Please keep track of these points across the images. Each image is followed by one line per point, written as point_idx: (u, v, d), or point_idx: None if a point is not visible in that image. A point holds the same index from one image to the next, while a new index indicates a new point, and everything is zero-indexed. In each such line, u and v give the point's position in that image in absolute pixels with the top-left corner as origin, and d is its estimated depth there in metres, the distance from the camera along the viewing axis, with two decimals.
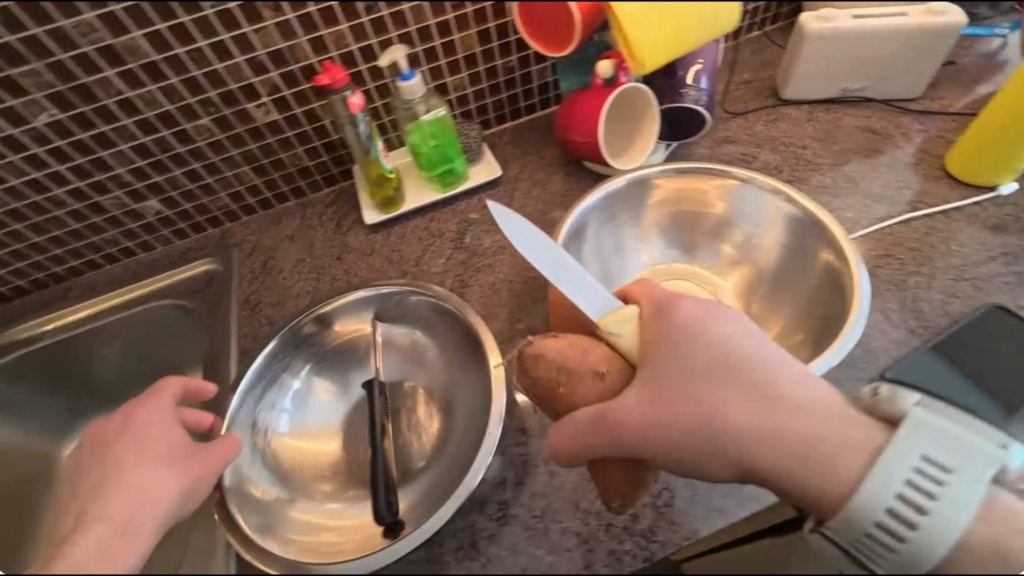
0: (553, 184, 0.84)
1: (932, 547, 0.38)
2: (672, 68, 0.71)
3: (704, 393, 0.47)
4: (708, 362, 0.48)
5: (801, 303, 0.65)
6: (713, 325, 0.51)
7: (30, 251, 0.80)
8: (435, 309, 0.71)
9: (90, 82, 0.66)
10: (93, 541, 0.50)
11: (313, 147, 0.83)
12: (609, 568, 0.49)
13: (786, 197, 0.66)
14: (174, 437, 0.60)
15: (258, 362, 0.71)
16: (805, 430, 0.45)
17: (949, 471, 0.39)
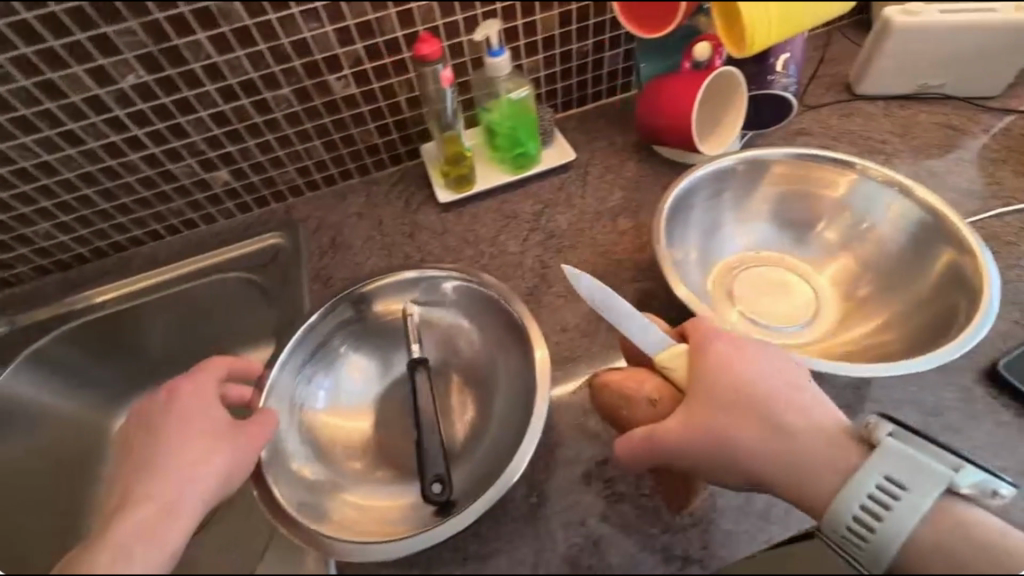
0: (628, 169, 0.82)
1: (885, 551, 0.40)
2: (763, 56, 0.71)
3: (718, 418, 0.47)
4: (737, 393, 0.48)
5: (919, 300, 0.61)
6: (746, 357, 0.50)
7: (97, 218, 0.79)
8: (480, 296, 0.68)
9: (181, 44, 0.65)
10: (139, 522, 0.47)
11: (384, 124, 0.82)
12: (727, 548, 0.49)
13: (900, 189, 0.63)
14: (218, 416, 0.57)
15: (297, 337, 0.68)
16: (813, 458, 0.45)
17: (905, 486, 0.41)
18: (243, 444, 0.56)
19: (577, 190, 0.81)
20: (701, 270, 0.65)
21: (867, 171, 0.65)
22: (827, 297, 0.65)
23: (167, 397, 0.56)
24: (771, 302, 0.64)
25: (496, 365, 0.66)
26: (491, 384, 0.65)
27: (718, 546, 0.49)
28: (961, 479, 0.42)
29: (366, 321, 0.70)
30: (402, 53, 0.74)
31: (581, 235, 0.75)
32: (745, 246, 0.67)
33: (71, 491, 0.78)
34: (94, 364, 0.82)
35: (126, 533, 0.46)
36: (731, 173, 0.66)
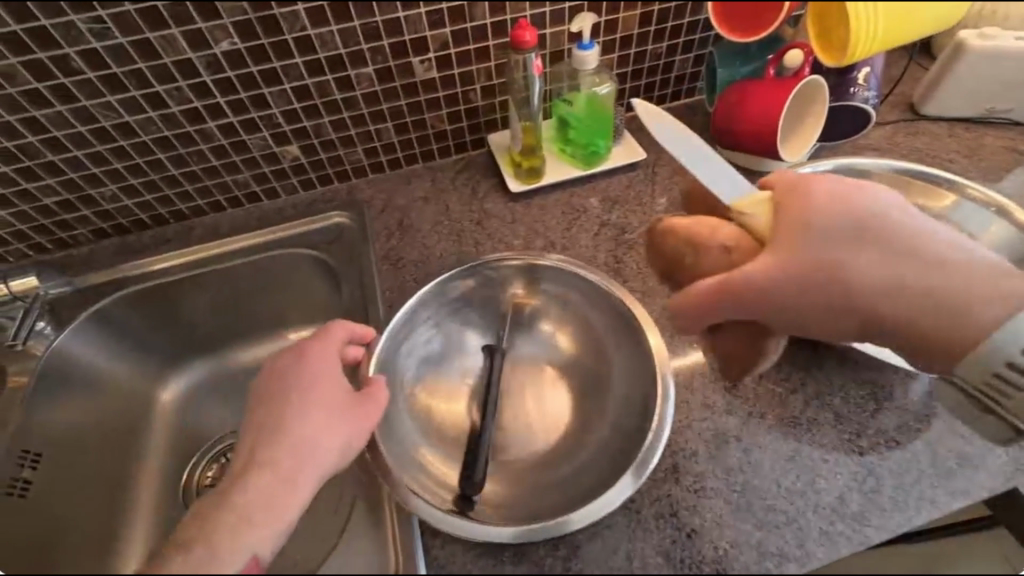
0: (696, 171, 0.82)
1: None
2: (848, 69, 0.72)
3: (838, 255, 0.48)
4: (862, 229, 0.48)
5: None
6: (858, 196, 0.50)
7: (164, 184, 0.78)
8: (594, 290, 0.70)
9: (279, 13, 0.65)
10: (258, 488, 0.47)
11: (456, 110, 0.82)
12: (823, 548, 0.51)
13: (998, 209, 0.64)
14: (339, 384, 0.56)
15: (408, 307, 0.69)
16: (945, 287, 0.49)
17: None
18: (361, 416, 0.54)
19: (645, 188, 0.81)
20: None
21: (965, 193, 0.66)
22: None
23: (295, 360, 0.57)
24: None
25: (607, 358, 0.68)
26: (600, 378, 0.68)
27: (813, 546, 0.51)
28: None
29: (476, 301, 0.73)
30: (486, 40, 0.74)
31: None
32: None
33: (120, 462, 0.77)
34: (151, 330, 0.82)
35: (247, 498, 0.46)
36: (825, 180, 0.68)
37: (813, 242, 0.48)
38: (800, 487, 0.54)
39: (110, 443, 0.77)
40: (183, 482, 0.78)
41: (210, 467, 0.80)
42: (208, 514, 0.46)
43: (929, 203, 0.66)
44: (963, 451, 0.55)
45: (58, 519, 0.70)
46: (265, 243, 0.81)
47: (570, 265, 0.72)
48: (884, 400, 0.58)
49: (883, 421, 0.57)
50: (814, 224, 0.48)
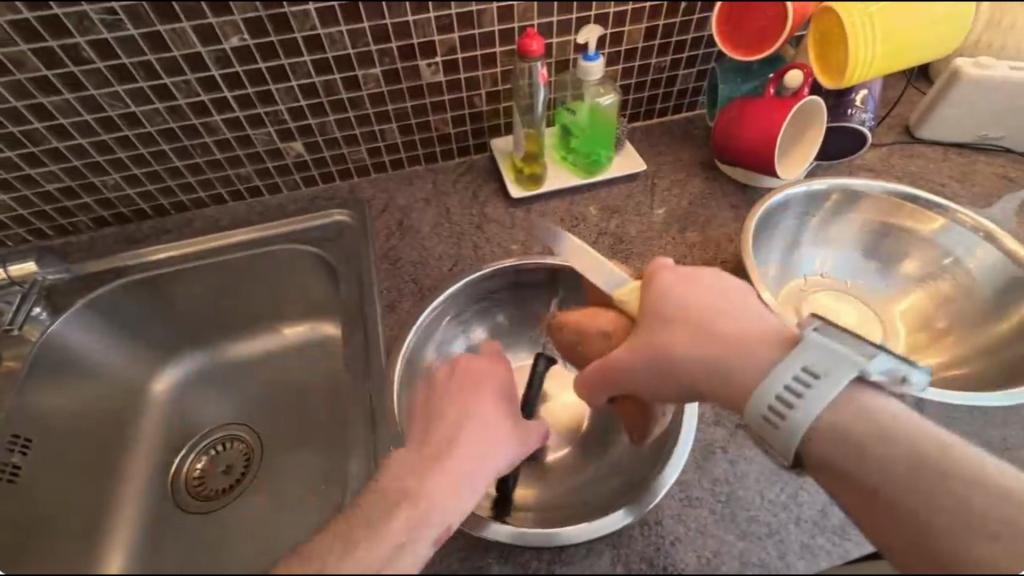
0: (694, 185, 0.83)
1: (793, 437, 0.41)
2: (846, 91, 0.73)
3: (658, 337, 0.49)
4: (683, 308, 0.49)
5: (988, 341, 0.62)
6: (697, 280, 0.51)
7: (167, 175, 0.79)
8: None
9: (290, 11, 0.66)
10: (442, 483, 0.46)
11: (461, 114, 0.83)
12: (804, 561, 0.52)
13: (987, 235, 0.64)
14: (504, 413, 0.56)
15: (436, 303, 0.70)
16: (739, 344, 0.46)
17: (819, 376, 0.41)
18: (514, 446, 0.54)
19: (644, 199, 0.82)
20: (775, 288, 0.67)
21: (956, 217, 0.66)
22: (894, 330, 0.67)
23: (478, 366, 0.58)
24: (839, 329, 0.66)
25: None
26: None
27: (795, 559, 0.52)
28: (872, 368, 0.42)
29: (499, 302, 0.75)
30: (493, 47, 0.75)
31: (649, 243, 0.76)
32: (818, 270, 0.70)
33: (107, 451, 0.77)
34: (146, 319, 0.82)
35: (432, 489, 0.46)
36: (823, 198, 0.68)
37: (651, 326, 0.50)
38: (783, 500, 0.55)
39: (100, 431, 0.77)
40: (172, 473, 0.79)
41: (201, 458, 0.81)
42: (392, 477, 0.46)
43: (918, 227, 0.67)
44: None
45: (42, 507, 0.70)
46: (266, 238, 0.81)
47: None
48: None
49: None
50: (654, 312, 0.51)
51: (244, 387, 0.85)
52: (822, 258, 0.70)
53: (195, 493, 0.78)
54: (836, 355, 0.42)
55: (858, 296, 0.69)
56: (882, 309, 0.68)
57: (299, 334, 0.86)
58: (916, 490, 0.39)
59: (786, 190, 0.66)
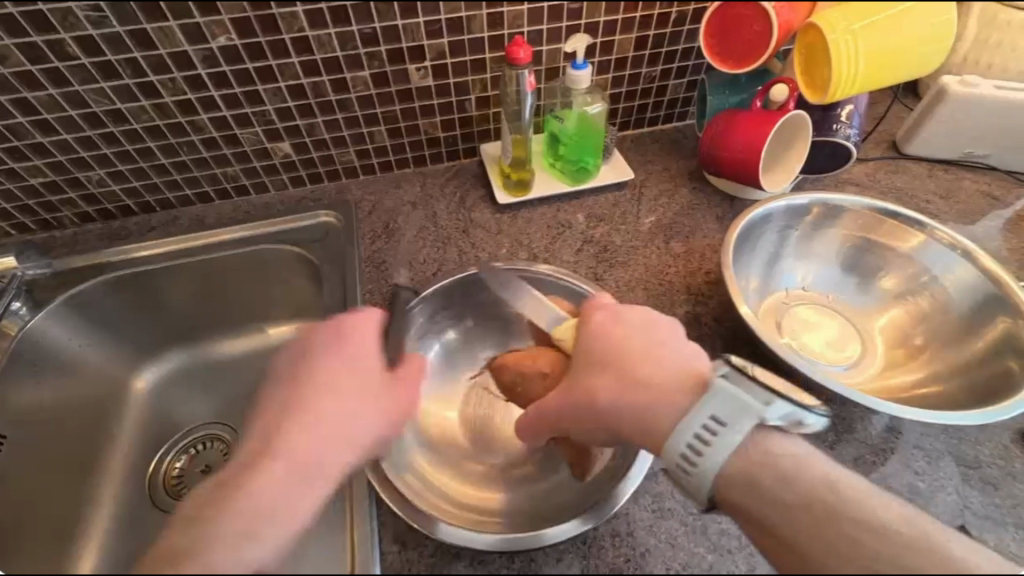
0: (681, 195, 0.84)
1: (703, 483, 0.45)
2: (832, 105, 0.73)
3: (578, 379, 0.53)
4: (609, 350, 0.53)
5: (965, 358, 0.62)
6: (622, 322, 0.55)
7: (152, 172, 0.78)
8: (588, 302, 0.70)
9: (278, 13, 0.66)
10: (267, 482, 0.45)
11: (450, 119, 0.83)
12: None
13: (966, 252, 0.65)
14: (345, 375, 0.55)
15: (408, 309, 0.69)
16: (653, 388, 0.49)
17: (724, 424, 0.44)
18: (364, 405, 0.53)
19: (630, 208, 0.82)
20: (756, 301, 0.67)
21: (934, 233, 0.66)
22: (874, 345, 0.67)
23: (332, 340, 0.57)
24: (816, 343, 0.66)
25: None
26: None
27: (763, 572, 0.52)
28: (772, 413, 0.45)
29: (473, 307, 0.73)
30: (483, 53, 0.76)
31: (634, 252, 0.76)
32: (799, 283, 0.70)
33: (85, 448, 0.76)
34: (128, 316, 0.81)
35: (256, 494, 0.44)
36: (805, 213, 0.68)
37: (582, 367, 0.53)
38: None
39: (77, 427, 0.76)
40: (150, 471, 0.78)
41: (180, 457, 0.80)
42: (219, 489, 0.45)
43: (897, 243, 0.68)
44: (915, 486, 0.54)
45: (14, 504, 0.69)
46: (250, 237, 0.81)
47: (570, 279, 0.71)
48: (845, 431, 0.57)
49: (840, 454, 0.56)
50: (586, 352, 0.54)
51: (226, 387, 0.84)
52: (803, 272, 0.70)
53: (171, 492, 0.77)
54: (740, 403, 0.44)
55: (838, 310, 0.69)
56: (862, 324, 0.69)
57: (283, 334, 0.86)
58: (818, 533, 0.42)
59: (768, 204, 0.66)
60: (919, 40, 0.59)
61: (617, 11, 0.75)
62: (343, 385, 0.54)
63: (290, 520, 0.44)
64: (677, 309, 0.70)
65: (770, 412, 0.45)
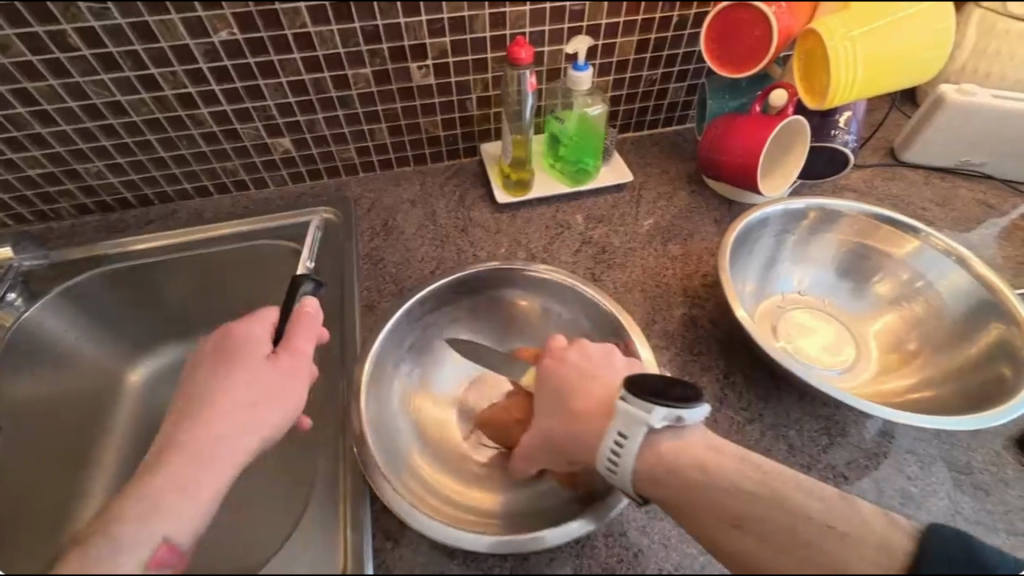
0: (680, 198, 0.84)
1: (626, 484, 0.50)
2: (830, 111, 0.74)
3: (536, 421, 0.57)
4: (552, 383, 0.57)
5: (958, 364, 0.62)
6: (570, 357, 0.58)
7: (151, 165, 0.79)
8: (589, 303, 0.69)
9: (280, 9, 0.66)
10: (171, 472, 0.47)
11: (451, 117, 0.83)
12: None
13: (959, 258, 0.65)
14: (242, 363, 0.55)
15: (406, 311, 0.68)
16: (591, 416, 0.53)
17: (625, 437, 0.49)
18: (257, 389, 0.54)
19: (629, 210, 0.83)
20: (752, 304, 0.67)
21: (928, 239, 0.67)
22: (869, 350, 0.67)
23: (227, 338, 0.58)
24: (810, 347, 0.67)
25: None
26: None
27: None
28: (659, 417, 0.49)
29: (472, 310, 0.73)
30: (485, 53, 0.76)
31: (632, 254, 0.77)
32: (795, 287, 0.70)
33: (79, 441, 0.76)
34: (125, 309, 0.81)
35: (160, 480, 0.46)
36: (801, 218, 0.69)
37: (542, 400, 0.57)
38: None
39: (72, 419, 0.76)
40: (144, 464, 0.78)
41: None
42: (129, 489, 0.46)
43: (891, 249, 0.68)
44: (907, 491, 0.54)
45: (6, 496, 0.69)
46: (250, 232, 0.81)
47: (569, 280, 0.71)
48: (839, 435, 0.58)
49: (832, 457, 0.56)
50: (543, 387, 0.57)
51: None
52: (798, 275, 0.71)
53: None
54: (630, 414, 0.49)
55: (834, 315, 0.70)
56: (857, 329, 0.69)
57: None
58: (763, 542, 0.44)
59: (764, 208, 0.66)
60: (918, 47, 0.59)
61: (619, 14, 0.75)
62: (256, 373, 0.55)
63: (202, 503, 0.47)
64: (674, 311, 0.70)
65: (655, 416, 0.48)
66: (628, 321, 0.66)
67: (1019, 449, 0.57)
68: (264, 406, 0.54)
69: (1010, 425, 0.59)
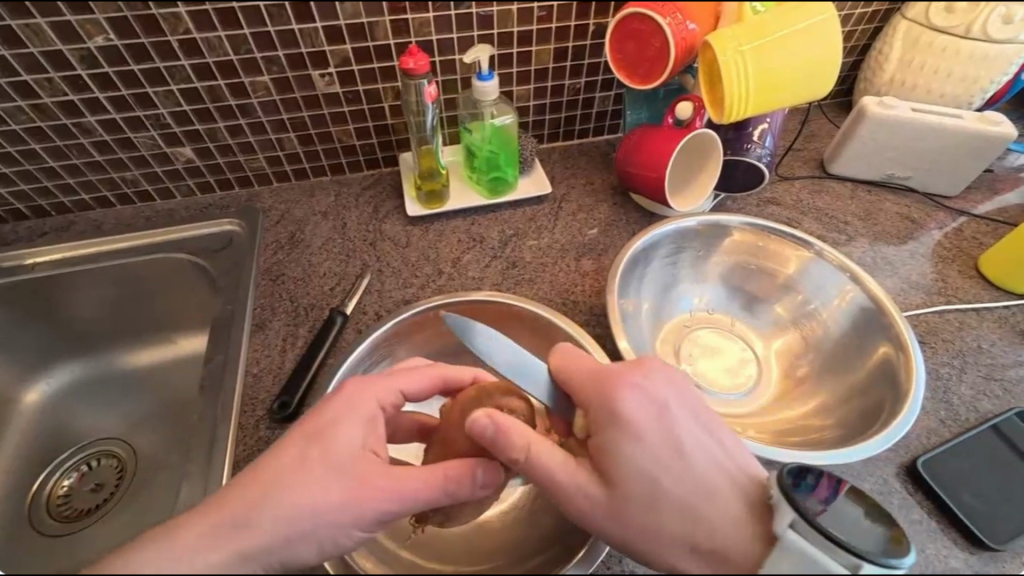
0: (601, 211, 0.81)
1: None
2: (742, 125, 0.72)
3: (621, 481, 0.44)
4: (629, 430, 0.45)
5: (846, 391, 0.62)
6: (655, 391, 0.47)
7: (41, 175, 0.75)
8: (537, 326, 0.65)
9: (159, 14, 0.63)
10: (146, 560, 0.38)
11: (364, 127, 0.80)
12: None
13: (855, 278, 0.64)
14: (349, 428, 0.47)
15: (361, 348, 0.61)
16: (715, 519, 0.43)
17: None
18: (328, 489, 0.43)
19: (547, 223, 0.80)
20: (651, 324, 0.66)
21: (822, 253, 0.67)
22: (769, 371, 0.67)
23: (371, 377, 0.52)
24: (704, 367, 0.66)
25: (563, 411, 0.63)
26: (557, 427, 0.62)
27: None
28: None
29: (432, 341, 0.66)
30: (391, 60, 0.73)
31: (543, 269, 0.74)
32: (698, 305, 0.70)
33: None
34: (16, 326, 0.77)
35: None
36: (693, 234, 0.68)
37: (605, 449, 0.45)
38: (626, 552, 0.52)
39: None
40: (34, 490, 0.74)
41: (69, 475, 0.75)
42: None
43: (786, 268, 0.68)
44: None
45: None
46: (149, 245, 0.77)
47: (515, 303, 0.65)
48: None
49: None
50: (613, 441, 0.45)
51: (125, 401, 0.79)
52: (698, 294, 0.71)
53: (56, 514, 0.72)
54: None
55: (738, 334, 0.69)
56: (758, 347, 0.69)
57: (189, 346, 0.81)
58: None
59: (655, 228, 0.66)
60: (808, 65, 0.57)
61: (531, 22, 0.72)
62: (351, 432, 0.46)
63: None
64: None
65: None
66: (589, 341, 0.61)
67: (908, 477, 0.55)
68: (332, 509, 0.43)
69: (902, 451, 0.57)
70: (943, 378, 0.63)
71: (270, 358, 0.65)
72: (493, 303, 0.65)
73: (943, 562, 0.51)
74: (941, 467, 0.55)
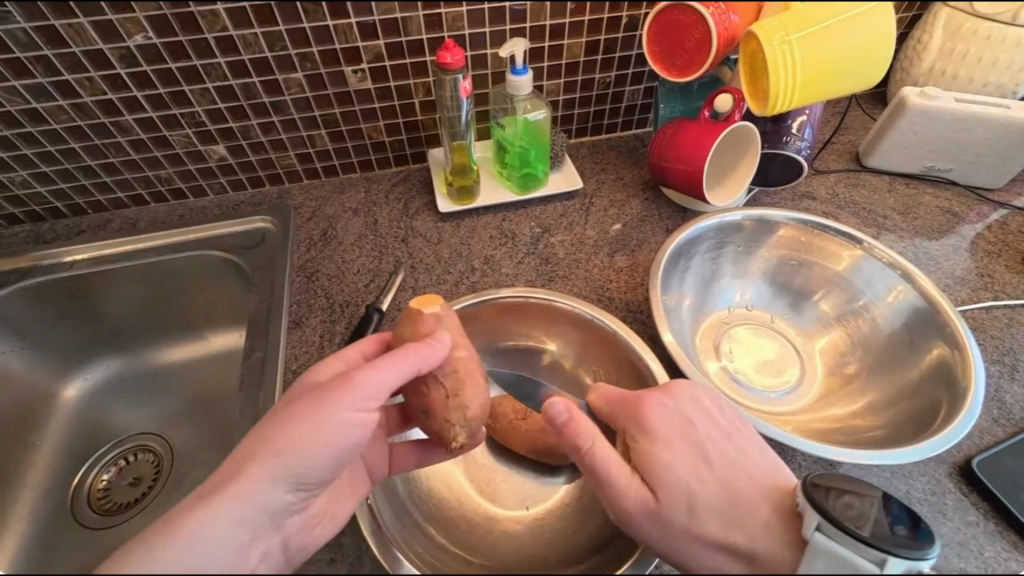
0: (633, 206, 0.80)
1: None
2: (781, 117, 0.71)
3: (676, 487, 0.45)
4: (671, 442, 0.47)
5: (897, 389, 0.60)
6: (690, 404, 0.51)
7: (79, 174, 0.76)
8: (576, 321, 0.64)
9: (197, 12, 0.63)
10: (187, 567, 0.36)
11: (394, 123, 0.79)
12: None
13: (906, 275, 0.63)
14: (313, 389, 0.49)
15: None
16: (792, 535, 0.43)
17: None
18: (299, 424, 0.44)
19: (579, 218, 0.79)
20: (691, 320, 0.66)
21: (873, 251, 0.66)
22: (813, 368, 0.66)
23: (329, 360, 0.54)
24: (746, 364, 0.65)
25: None
26: None
27: None
28: None
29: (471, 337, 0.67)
30: (424, 56, 0.72)
31: (577, 265, 0.74)
32: (738, 302, 0.70)
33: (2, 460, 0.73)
34: (52, 324, 0.78)
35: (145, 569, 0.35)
36: (736, 229, 0.68)
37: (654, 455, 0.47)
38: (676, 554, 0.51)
39: None
40: (75, 484, 0.75)
41: (108, 470, 0.76)
42: None
43: (833, 264, 0.67)
44: None
45: None
46: (183, 243, 0.78)
47: (554, 299, 0.64)
48: None
49: None
50: (649, 457, 0.47)
51: (160, 397, 0.80)
52: (738, 289, 0.70)
53: (97, 507, 0.73)
54: None
55: (778, 330, 0.69)
56: (800, 343, 0.68)
57: (225, 341, 0.82)
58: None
59: (697, 223, 0.65)
60: (852, 66, 0.57)
61: (564, 15, 0.71)
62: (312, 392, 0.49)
63: None
64: None
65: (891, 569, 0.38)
66: (639, 343, 0.60)
67: (962, 477, 0.54)
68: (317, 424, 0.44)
69: (955, 451, 0.56)
70: (994, 376, 0.62)
71: (308, 355, 0.65)
72: (531, 299, 0.65)
73: (1003, 564, 0.49)
74: (997, 467, 0.54)
